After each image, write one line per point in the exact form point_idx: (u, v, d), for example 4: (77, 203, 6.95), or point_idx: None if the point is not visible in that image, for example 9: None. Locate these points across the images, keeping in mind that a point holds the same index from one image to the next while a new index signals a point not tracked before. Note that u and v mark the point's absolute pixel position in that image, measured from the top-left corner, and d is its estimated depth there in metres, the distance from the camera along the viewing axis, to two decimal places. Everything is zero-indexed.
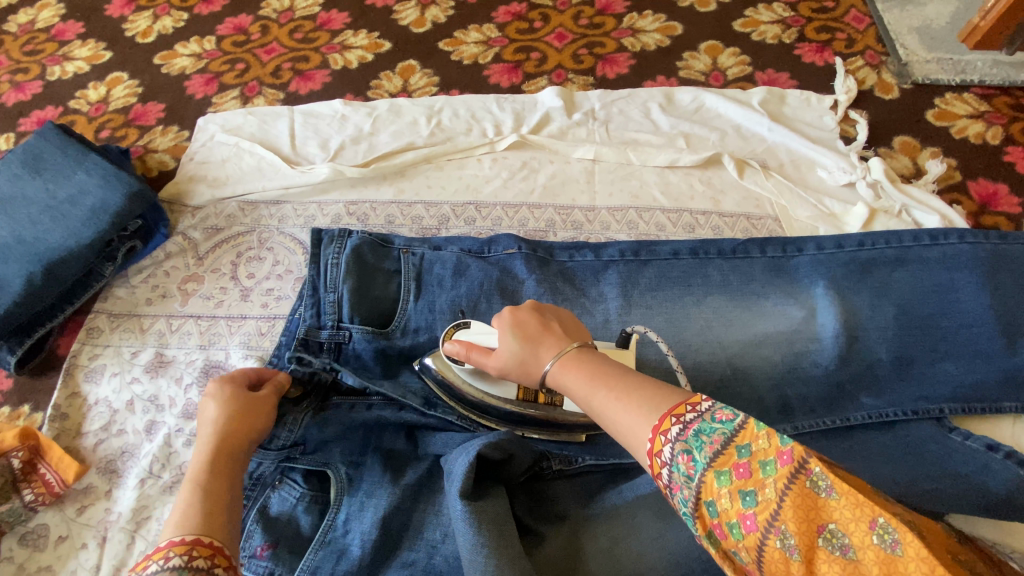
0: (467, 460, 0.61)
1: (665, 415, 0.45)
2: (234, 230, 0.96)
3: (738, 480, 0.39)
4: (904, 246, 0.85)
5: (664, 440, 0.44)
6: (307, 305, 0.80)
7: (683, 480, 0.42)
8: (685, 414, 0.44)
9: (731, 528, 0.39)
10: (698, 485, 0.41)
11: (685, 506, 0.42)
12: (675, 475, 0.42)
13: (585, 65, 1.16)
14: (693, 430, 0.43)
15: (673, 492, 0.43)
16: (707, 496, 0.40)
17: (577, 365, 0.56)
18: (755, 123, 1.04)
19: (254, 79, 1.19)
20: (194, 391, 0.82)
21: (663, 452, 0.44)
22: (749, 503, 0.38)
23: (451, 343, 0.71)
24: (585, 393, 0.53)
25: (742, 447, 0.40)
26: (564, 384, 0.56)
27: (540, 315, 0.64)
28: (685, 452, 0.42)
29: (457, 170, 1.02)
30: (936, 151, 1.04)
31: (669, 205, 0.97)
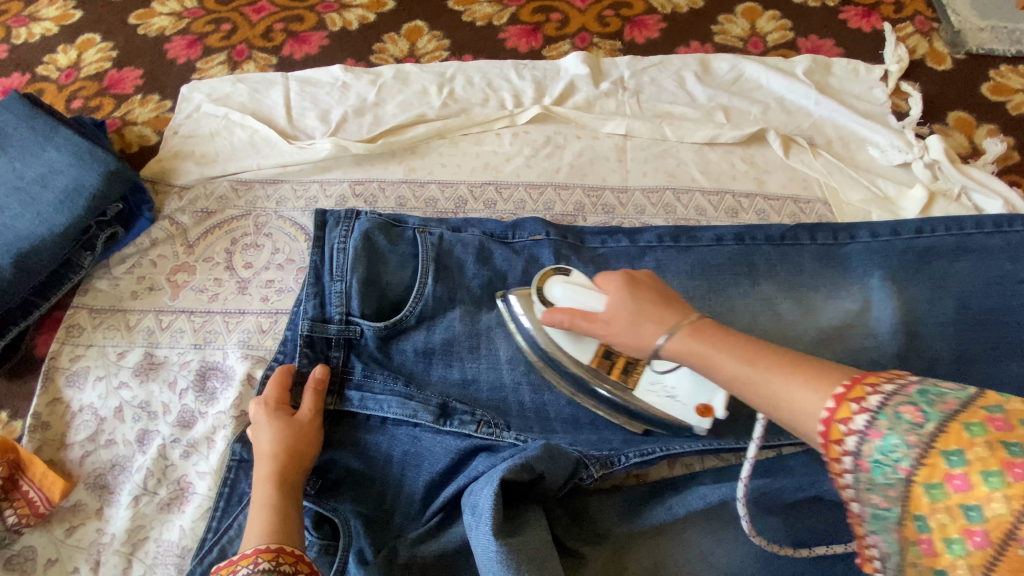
0: (492, 490, 0.54)
1: (853, 383, 0.40)
2: (228, 214, 0.86)
3: (997, 431, 0.34)
4: (966, 233, 0.79)
5: (872, 389, 0.39)
6: (310, 297, 0.71)
7: (909, 428, 0.37)
8: (882, 380, 0.40)
9: (987, 477, 0.33)
10: (935, 434, 0.36)
11: (887, 454, 0.37)
12: (882, 422, 0.38)
13: (611, 28, 1.05)
14: (917, 387, 0.38)
15: (870, 439, 0.38)
16: (950, 445, 0.35)
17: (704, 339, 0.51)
18: (800, 95, 0.95)
19: (242, 42, 1.06)
20: (190, 396, 0.74)
21: (869, 399, 0.39)
22: (1018, 452, 0.33)
23: (551, 313, 0.61)
24: (733, 363, 0.49)
25: (991, 405, 0.35)
26: (695, 353, 0.51)
27: (655, 282, 0.59)
28: (910, 404, 0.37)
29: (473, 147, 0.92)
30: (993, 129, 0.97)
31: (710, 187, 0.88)
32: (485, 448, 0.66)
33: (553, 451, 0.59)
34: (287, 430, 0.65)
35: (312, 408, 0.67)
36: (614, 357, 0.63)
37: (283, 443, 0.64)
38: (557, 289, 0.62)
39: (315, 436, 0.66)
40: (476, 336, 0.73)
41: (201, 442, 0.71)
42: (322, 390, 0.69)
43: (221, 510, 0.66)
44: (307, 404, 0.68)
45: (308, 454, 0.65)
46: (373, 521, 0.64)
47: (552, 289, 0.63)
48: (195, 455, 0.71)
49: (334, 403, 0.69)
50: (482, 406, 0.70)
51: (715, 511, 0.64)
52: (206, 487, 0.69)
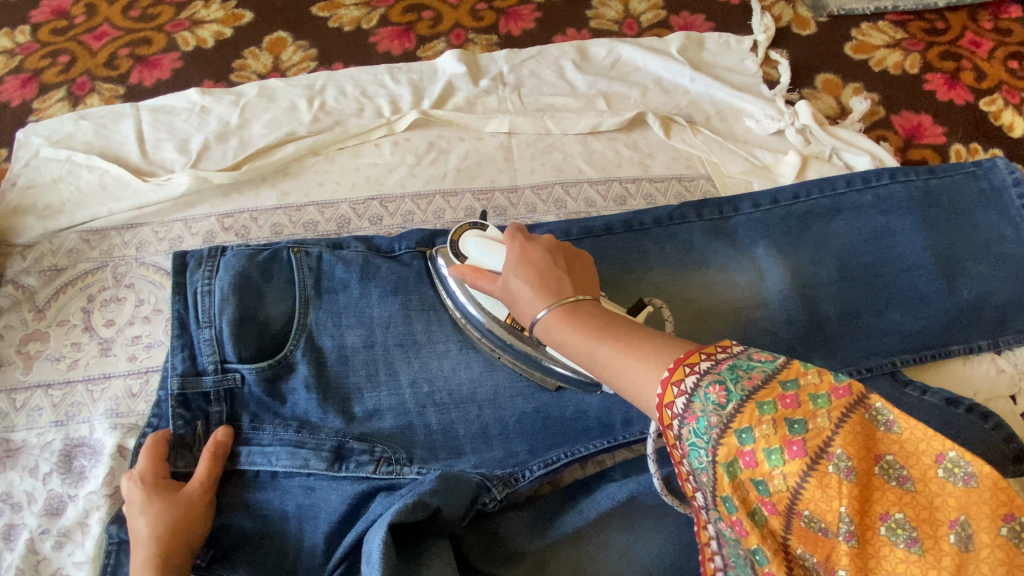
0: (381, 535, 0.52)
1: (678, 363, 0.40)
2: (81, 268, 0.77)
3: (784, 409, 0.36)
4: (841, 193, 0.83)
5: (689, 371, 0.39)
6: (177, 350, 0.64)
7: (710, 409, 0.37)
8: (699, 361, 0.39)
9: (769, 455, 0.35)
10: (733, 414, 0.37)
11: (699, 436, 0.38)
12: (695, 404, 0.38)
13: (485, 22, 1.02)
14: (727, 364, 0.38)
15: (688, 422, 0.38)
16: (741, 424, 0.36)
17: (573, 320, 0.48)
18: (676, 73, 0.96)
19: (84, 73, 0.96)
20: (56, 480, 0.66)
21: (685, 381, 0.39)
22: (797, 429, 0.35)
23: (458, 266, 0.62)
24: (585, 348, 0.46)
25: (787, 380, 0.37)
26: (557, 337, 0.48)
27: (555, 257, 0.53)
28: (717, 384, 0.38)
29: (352, 161, 0.87)
30: (858, 87, 1.02)
31: (597, 176, 0.88)
32: (385, 487, 0.64)
33: (448, 484, 0.58)
34: (171, 505, 0.59)
35: (204, 478, 0.61)
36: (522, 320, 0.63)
37: (166, 521, 0.58)
38: (471, 244, 0.64)
39: (207, 507, 0.61)
40: (373, 362, 0.69)
41: (73, 529, 0.64)
42: (221, 455, 0.62)
43: None
44: (200, 472, 0.61)
45: (195, 529, 0.59)
46: None
47: (465, 246, 0.65)
48: (68, 544, 0.64)
49: (231, 467, 0.64)
50: (382, 439, 0.66)
51: (626, 507, 0.65)
52: None
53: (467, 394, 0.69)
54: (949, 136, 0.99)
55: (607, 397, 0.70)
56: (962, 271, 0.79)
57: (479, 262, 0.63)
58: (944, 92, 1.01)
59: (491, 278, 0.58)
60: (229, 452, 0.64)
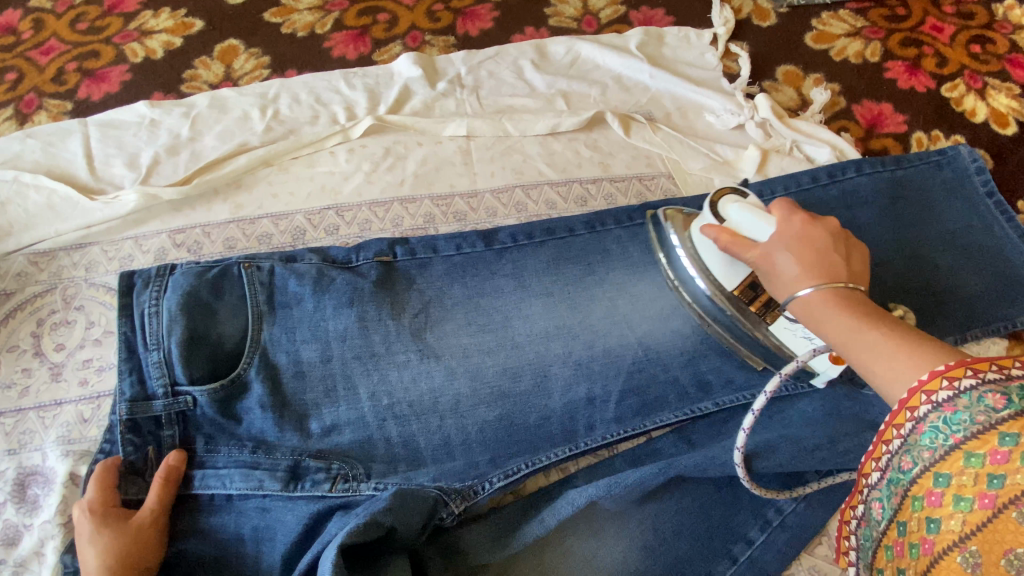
0: (333, 554, 0.52)
1: (956, 363, 0.39)
2: (29, 292, 0.76)
3: None
4: (803, 187, 0.82)
5: (945, 383, 0.39)
6: (125, 374, 0.63)
7: (983, 407, 0.37)
8: (988, 369, 0.38)
9: None
10: (1005, 418, 0.36)
11: (953, 425, 0.38)
12: (961, 400, 0.38)
13: (442, 23, 1.00)
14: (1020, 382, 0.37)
15: (942, 410, 0.39)
16: (1010, 427, 0.36)
17: (842, 305, 0.49)
18: (635, 70, 0.95)
19: (30, 90, 0.93)
20: (8, 510, 0.65)
21: (958, 380, 0.38)
22: (1009, 443, 0.35)
23: (712, 228, 0.60)
24: (844, 334, 0.48)
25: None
26: (819, 316, 0.50)
27: (834, 242, 0.54)
28: (999, 391, 0.37)
29: (306, 170, 0.86)
30: (819, 77, 1.01)
31: (557, 178, 0.87)
32: (341, 505, 0.63)
33: (407, 500, 0.58)
34: (121, 535, 0.58)
35: (155, 505, 0.60)
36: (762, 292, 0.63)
37: (116, 552, 0.57)
38: (731, 209, 0.59)
39: (160, 535, 0.60)
40: (331, 376, 0.68)
41: (27, 560, 0.63)
42: (172, 481, 0.61)
43: None
44: (151, 500, 0.60)
45: (148, 559, 0.58)
46: None
47: (726, 209, 0.60)
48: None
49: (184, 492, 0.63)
50: (339, 456, 0.65)
51: (588, 513, 0.64)
52: None
53: (428, 405, 0.68)
54: (910, 124, 0.99)
55: (570, 402, 0.71)
56: (923, 262, 0.80)
57: (740, 229, 0.58)
58: (905, 80, 1.01)
59: (740, 247, 0.57)
60: (181, 476, 0.63)
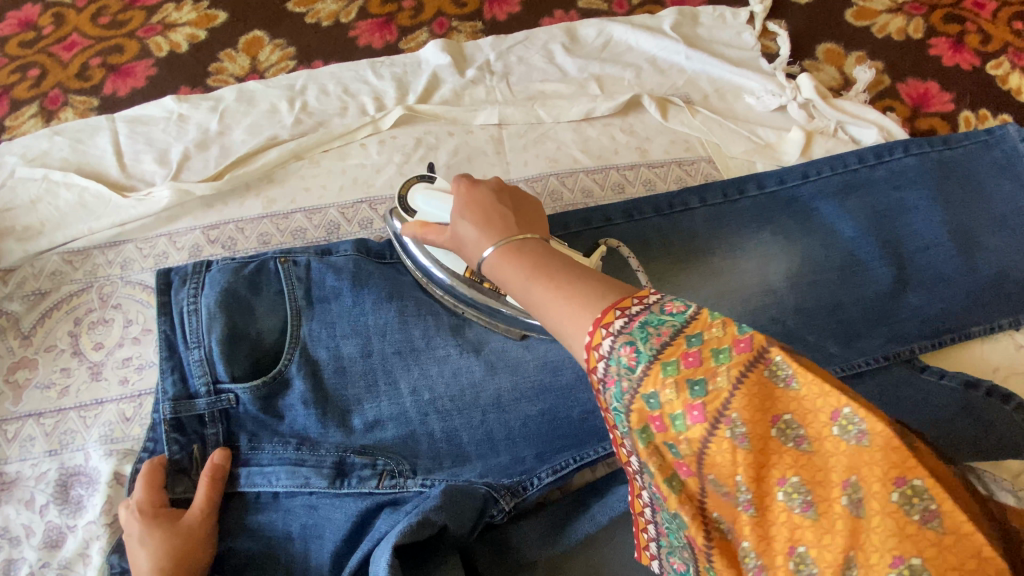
0: (386, 553, 0.51)
1: (610, 308, 0.38)
2: (65, 291, 0.75)
3: (686, 369, 0.34)
4: (851, 169, 0.80)
5: (606, 332, 0.37)
6: (167, 373, 0.62)
7: (623, 373, 0.36)
8: (630, 306, 0.37)
9: (674, 421, 0.34)
10: (642, 375, 0.35)
11: (619, 401, 0.36)
12: (613, 368, 0.36)
13: (469, 8, 0.98)
14: (641, 321, 0.36)
15: (608, 387, 0.37)
16: (647, 388, 0.34)
17: (516, 258, 0.45)
18: (671, 52, 0.92)
19: (55, 86, 0.92)
20: (54, 510, 0.65)
21: (602, 344, 0.37)
22: (698, 392, 0.33)
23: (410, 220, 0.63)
24: (521, 286, 0.43)
25: (692, 336, 0.35)
26: (501, 277, 0.46)
27: (499, 195, 0.51)
28: (628, 344, 0.36)
29: (337, 163, 0.84)
30: (862, 56, 0.97)
31: (593, 165, 0.84)
32: (390, 502, 0.62)
33: (457, 498, 0.57)
34: (173, 530, 0.57)
35: (204, 500, 0.59)
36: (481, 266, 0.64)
37: (167, 548, 0.56)
38: (417, 198, 0.65)
39: (209, 531, 0.59)
40: (372, 372, 0.66)
41: (74, 561, 0.63)
42: (221, 477, 0.61)
43: None
44: (201, 495, 0.59)
45: (195, 558, 0.57)
46: None
47: (415, 200, 0.65)
48: None
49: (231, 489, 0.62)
50: (383, 452, 0.64)
51: None
52: None
53: (470, 399, 0.66)
54: (958, 102, 0.94)
55: None
56: (980, 247, 0.76)
57: (433, 216, 0.63)
58: (951, 57, 0.97)
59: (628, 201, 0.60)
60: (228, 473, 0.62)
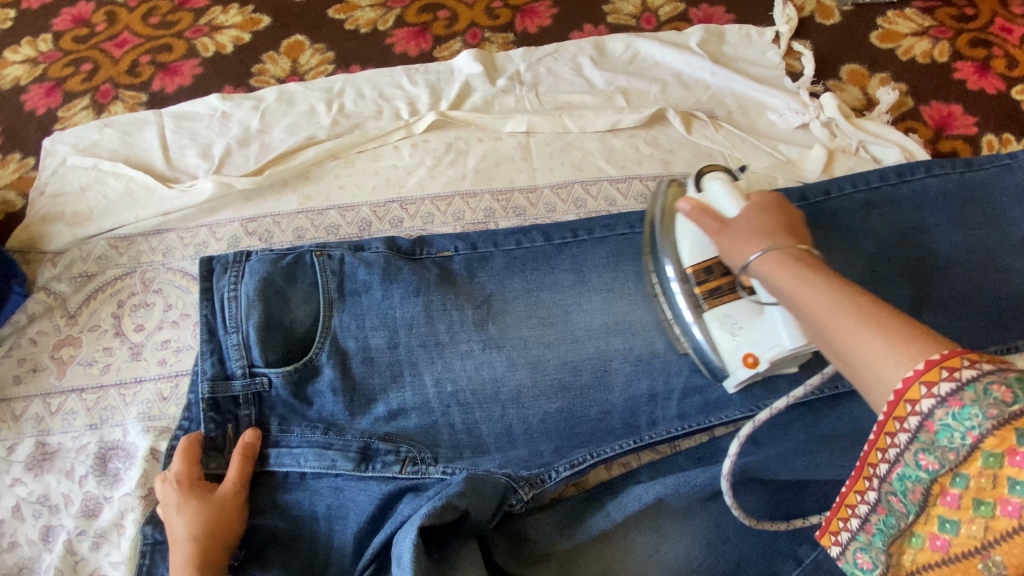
0: (413, 538, 0.53)
1: (958, 349, 0.38)
2: (110, 274, 0.79)
3: None
4: (873, 187, 0.81)
5: (971, 363, 0.37)
6: (206, 355, 0.65)
7: (994, 403, 0.35)
8: (1011, 355, 0.37)
9: None
10: (1018, 414, 0.35)
11: (964, 422, 0.37)
12: (969, 394, 0.36)
13: (501, 20, 1.01)
14: (1017, 369, 0.36)
15: (949, 407, 0.37)
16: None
17: (785, 268, 0.50)
18: (696, 68, 0.94)
19: (107, 81, 0.97)
20: (92, 482, 0.68)
21: (963, 371, 0.37)
22: None
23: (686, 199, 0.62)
24: (828, 299, 0.45)
25: None
26: (782, 281, 0.50)
27: (783, 215, 0.58)
28: (1004, 384, 0.36)
29: (371, 163, 0.87)
30: (885, 77, 0.99)
31: (617, 174, 0.87)
32: (411, 487, 0.65)
33: (477, 487, 0.59)
34: (205, 509, 0.60)
35: (235, 481, 0.62)
36: (713, 278, 0.63)
37: (200, 525, 0.59)
38: (712, 183, 0.63)
39: (240, 509, 0.62)
40: (398, 363, 0.69)
41: (109, 530, 0.66)
42: (250, 459, 0.63)
43: None
44: (231, 475, 0.62)
45: (228, 532, 0.60)
46: None
47: (707, 182, 0.63)
48: (105, 544, 0.66)
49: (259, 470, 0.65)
50: (406, 440, 0.66)
51: (652, 508, 0.64)
52: None
53: (491, 394, 0.69)
54: (980, 126, 0.96)
55: (632, 398, 0.71)
56: (998, 269, 0.77)
57: (712, 205, 0.61)
58: (975, 81, 0.98)
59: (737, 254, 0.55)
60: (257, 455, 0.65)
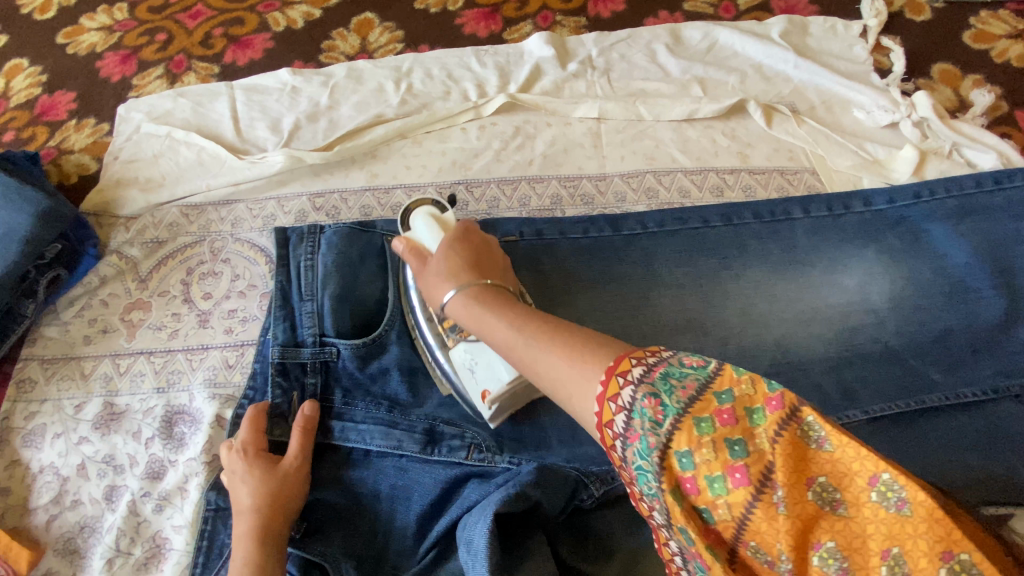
0: (488, 528, 0.51)
1: (611, 372, 0.39)
2: (180, 242, 0.80)
3: (723, 427, 0.35)
4: (967, 194, 0.75)
5: (624, 382, 0.38)
6: (279, 320, 0.65)
7: (649, 428, 0.36)
8: (632, 368, 0.38)
9: (712, 483, 0.34)
10: (670, 434, 0.35)
11: (643, 459, 0.36)
12: (636, 422, 0.37)
13: (574, 4, 0.99)
14: (661, 373, 0.37)
15: (630, 443, 0.37)
16: (682, 447, 0.35)
17: (480, 297, 0.52)
18: (779, 60, 0.90)
19: (180, 52, 0.98)
20: (158, 444, 0.69)
21: (622, 395, 0.38)
22: (738, 453, 0.34)
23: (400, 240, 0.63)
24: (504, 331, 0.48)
25: (722, 393, 0.36)
26: (479, 311, 0.51)
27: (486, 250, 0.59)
28: (652, 396, 0.36)
29: (438, 144, 0.86)
30: (979, 79, 0.93)
31: (691, 166, 0.84)
32: (477, 474, 0.63)
33: (551, 478, 0.57)
34: (271, 480, 0.60)
35: (301, 454, 0.62)
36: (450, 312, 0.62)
37: (267, 495, 0.59)
38: (419, 221, 0.64)
39: (304, 482, 0.62)
40: None
41: (173, 493, 0.67)
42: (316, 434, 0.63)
43: (200, 565, 0.61)
44: (297, 448, 0.62)
45: (292, 505, 0.60)
46: (365, 562, 0.60)
47: (414, 219, 0.64)
48: (168, 507, 0.66)
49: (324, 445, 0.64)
50: (471, 425, 0.65)
51: None
52: (184, 541, 0.65)
53: None
54: None
55: None
56: None
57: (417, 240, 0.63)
58: None
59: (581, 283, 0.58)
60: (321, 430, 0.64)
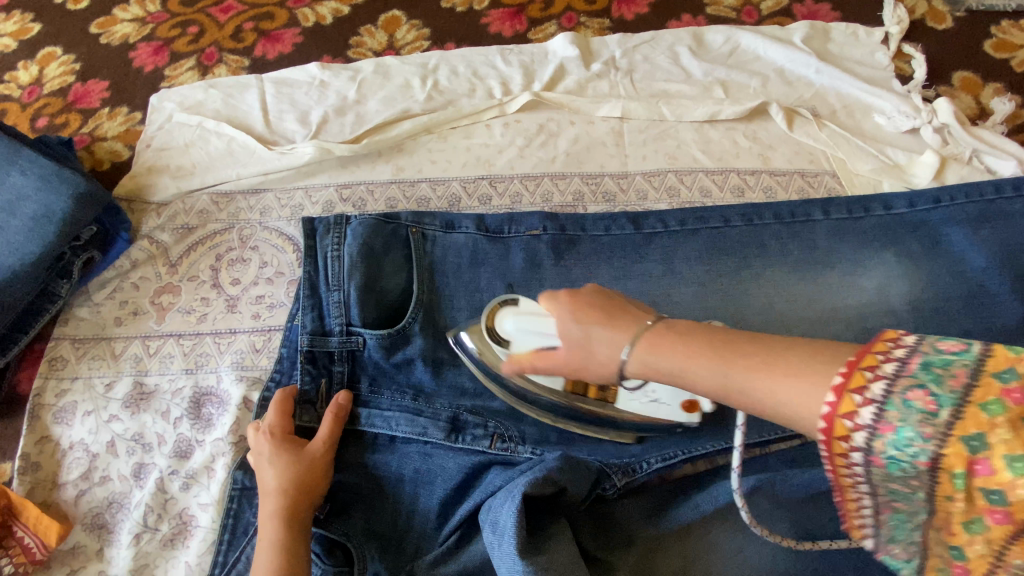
0: (517, 507, 0.52)
1: (853, 367, 0.34)
2: (210, 228, 0.81)
3: (1018, 407, 0.30)
4: (987, 200, 0.75)
5: (873, 375, 0.33)
6: (307, 310, 0.66)
7: (924, 418, 0.32)
8: (887, 350, 0.34)
9: (1011, 463, 0.29)
10: (952, 421, 0.31)
11: (902, 447, 0.32)
12: (894, 412, 0.32)
13: (598, 6, 1.00)
14: (919, 363, 0.33)
15: (881, 433, 0.33)
16: (967, 430, 0.31)
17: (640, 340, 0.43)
18: (801, 64, 0.91)
19: (212, 44, 1.01)
20: (186, 424, 0.70)
21: (871, 387, 0.33)
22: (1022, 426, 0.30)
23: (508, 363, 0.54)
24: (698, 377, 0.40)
25: (1001, 372, 0.31)
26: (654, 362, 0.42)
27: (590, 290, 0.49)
28: (917, 387, 0.32)
29: (463, 140, 0.88)
30: (999, 87, 0.94)
31: (713, 166, 0.85)
32: (500, 462, 0.64)
33: (576, 465, 0.58)
34: (298, 462, 0.61)
35: (328, 438, 0.63)
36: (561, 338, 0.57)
37: (294, 477, 0.60)
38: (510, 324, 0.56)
39: (330, 466, 0.63)
40: None
41: (200, 472, 0.68)
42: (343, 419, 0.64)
43: (225, 542, 0.63)
44: (324, 433, 0.63)
45: (318, 487, 0.61)
46: (389, 543, 0.62)
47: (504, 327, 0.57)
48: (195, 486, 0.68)
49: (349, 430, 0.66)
50: (494, 415, 0.66)
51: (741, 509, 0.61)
52: (210, 519, 0.66)
53: None
54: None
55: None
56: None
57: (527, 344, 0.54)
58: None
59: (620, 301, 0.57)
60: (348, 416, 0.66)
